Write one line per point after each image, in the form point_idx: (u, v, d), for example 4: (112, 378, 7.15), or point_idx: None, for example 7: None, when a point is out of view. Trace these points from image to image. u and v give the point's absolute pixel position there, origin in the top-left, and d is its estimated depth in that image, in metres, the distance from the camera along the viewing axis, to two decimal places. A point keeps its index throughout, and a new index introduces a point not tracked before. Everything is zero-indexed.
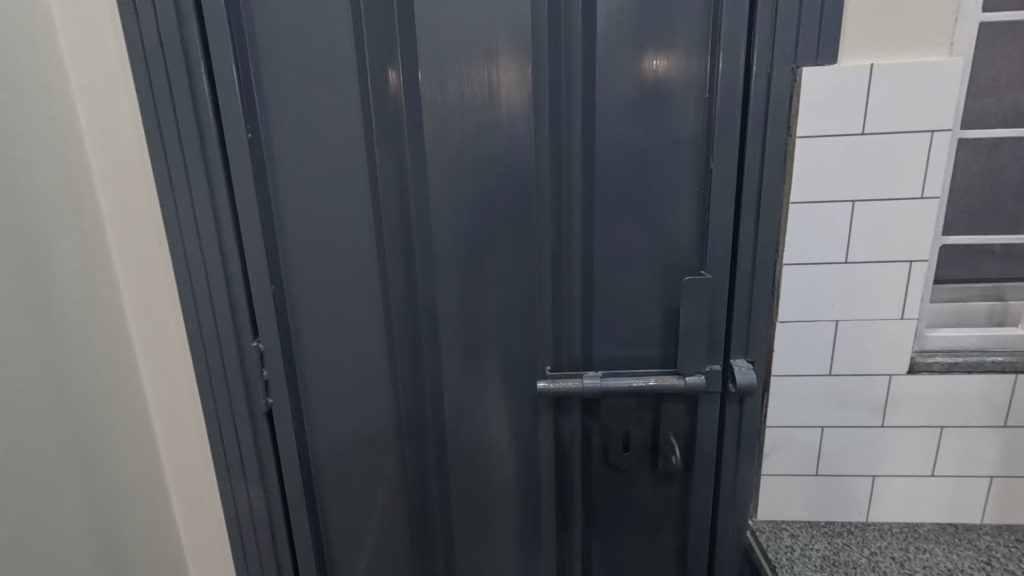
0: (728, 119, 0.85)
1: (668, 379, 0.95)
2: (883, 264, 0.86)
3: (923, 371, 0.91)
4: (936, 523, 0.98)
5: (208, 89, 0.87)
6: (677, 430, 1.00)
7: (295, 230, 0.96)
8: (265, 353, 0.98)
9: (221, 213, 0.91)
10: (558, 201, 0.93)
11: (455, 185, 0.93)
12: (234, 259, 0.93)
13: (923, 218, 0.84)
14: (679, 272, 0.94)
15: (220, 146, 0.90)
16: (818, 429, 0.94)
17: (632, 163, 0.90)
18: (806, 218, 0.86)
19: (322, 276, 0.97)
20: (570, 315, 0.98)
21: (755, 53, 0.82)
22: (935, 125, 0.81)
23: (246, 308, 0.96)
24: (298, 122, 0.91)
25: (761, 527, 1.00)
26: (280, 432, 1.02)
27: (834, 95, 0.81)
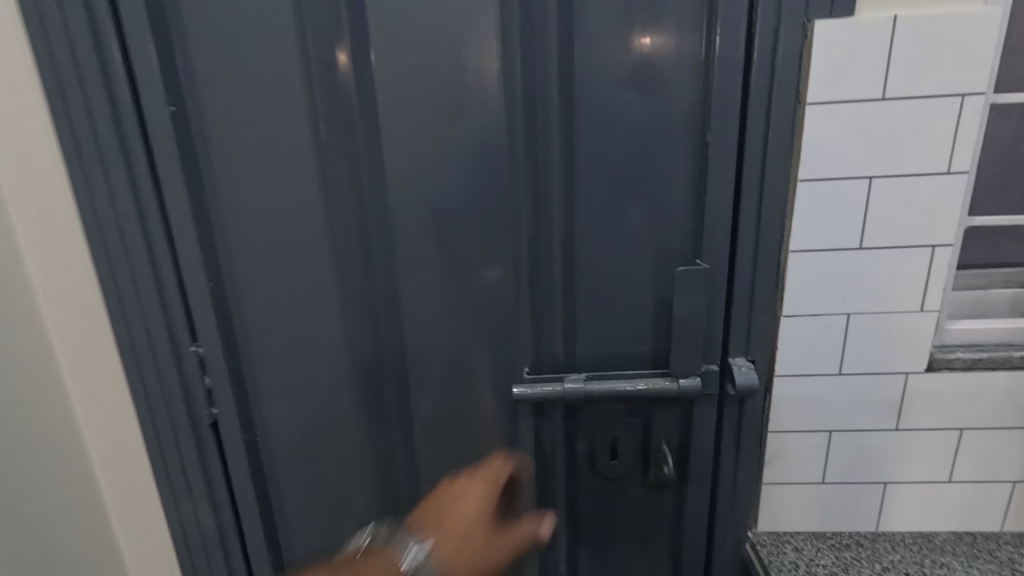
0: (728, 83, 0.73)
1: (659, 381, 0.85)
2: (902, 249, 0.76)
3: (943, 369, 0.81)
4: (952, 532, 0.89)
5: (120, 58, 0.75)
6: (671, 435, 0.90)
7: (233, 218, 0.83)
8: (206, 358, 0.87)
9: (145, 203, 0.80)
10: (534, 185, 0.82)
11: (415, 164, 0.81)
12: (163, 256, 0.82)
13: (949, 197, 0.73)
14: (672, 261, 0.82)
15: (139, 124, 0.78)
16: (826, 433, 0.85)
17: (619, 136, 0.78)
18: (816, 199, 0.75)
19: (267, 269, 0.85)
20: (550, 311, 0.87)
21: (760, 5, 0.70)
22: (967, 88, 0.69)
23: (180, 310, 0.85)
24: (229, 91, 0.78)
25: (762, 540, 0.91)
26: (229, 445, 0.91)
27: (851, 54, 0.70)
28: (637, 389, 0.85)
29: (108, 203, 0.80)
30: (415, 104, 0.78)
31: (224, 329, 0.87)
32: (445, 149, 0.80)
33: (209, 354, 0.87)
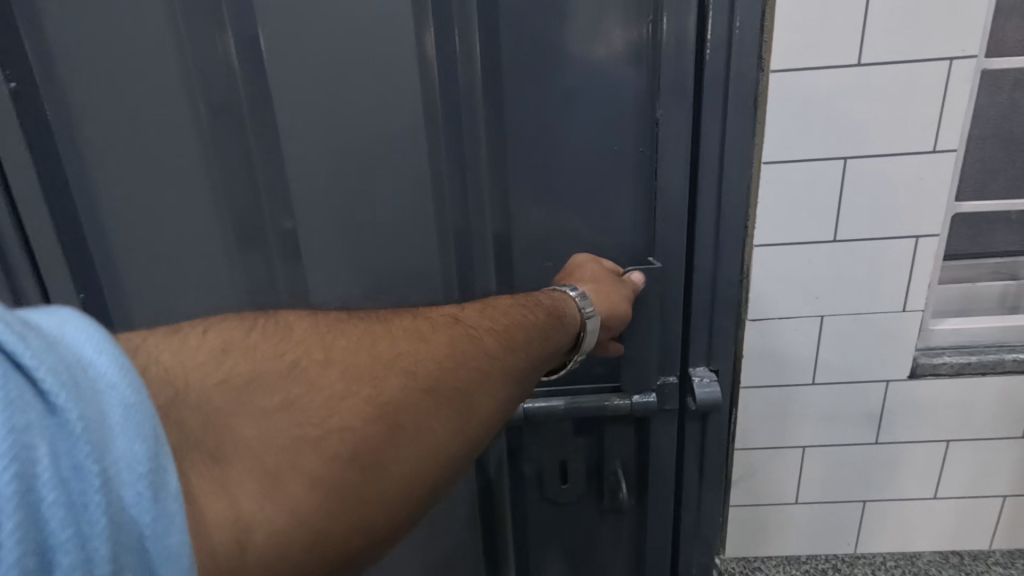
0: (684, 45, 0.61)
1: (610, 398, 0.74)
2: (881, 241, 0.66)
3: (928, 376, 0.72)
4: (937, 552, 0.81)
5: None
6: (627, 458, 0.80)
7: (99, 216, 0.70)
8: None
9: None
10: (460, 176, 0.69)
11: (308, 152, 0.66)
12: (20, 265, 0.71)
13: (934, 180, 0.63)
14: (623, 259, 0.72)
15: None
16: (798, 449, 0.76)
17: (557, 114, 0.66)
18: (783, 185, 0.65)
19: (149, 277, 0.72)
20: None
21: None
22: (955, 51, 0.59)
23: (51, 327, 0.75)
24: (76, 60, 0.63)
25: (729, 567, 0.82)
26: None
27: (823, 12, 0.59)
28: (585, 406, 0.74)
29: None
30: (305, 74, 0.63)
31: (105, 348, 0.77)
32: (349, 129, 0.65)
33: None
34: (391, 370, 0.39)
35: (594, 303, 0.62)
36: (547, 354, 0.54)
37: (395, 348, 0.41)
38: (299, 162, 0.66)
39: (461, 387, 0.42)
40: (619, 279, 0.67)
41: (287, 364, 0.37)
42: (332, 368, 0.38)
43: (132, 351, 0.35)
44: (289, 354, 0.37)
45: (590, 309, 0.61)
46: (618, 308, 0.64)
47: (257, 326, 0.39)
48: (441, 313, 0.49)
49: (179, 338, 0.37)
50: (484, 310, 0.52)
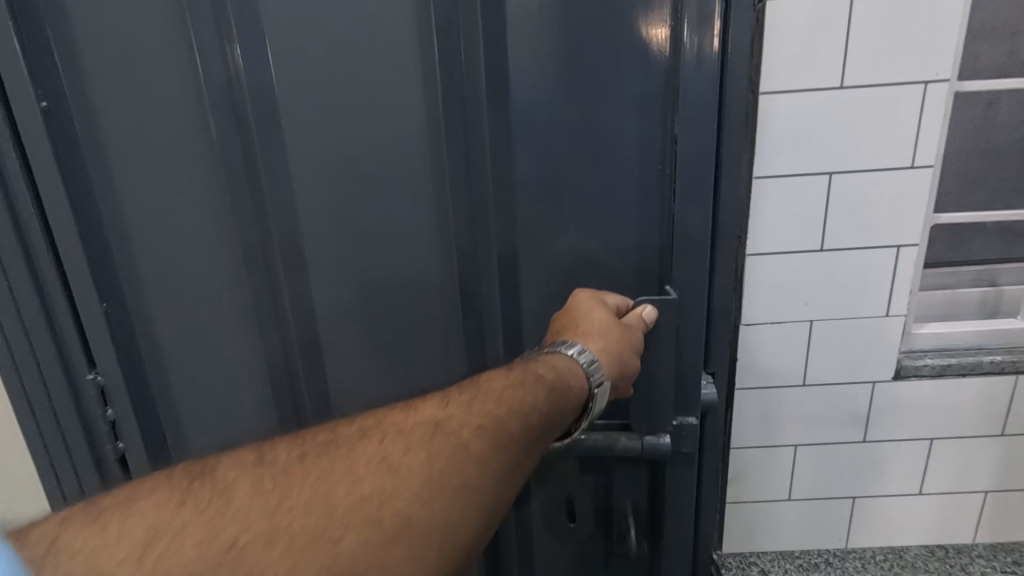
0: (701, 69, 0.62)
1: (621, 441, 0.76)
2: (865, 250, 0.70)
3: (911, 377, 0.76)
4: (924, 546, 0.85)
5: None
6: (636, 492, 0.82)
7: (124, 225, 0.73)
8: (107, 387, 0.78)
9: (20, 211, 0.70)
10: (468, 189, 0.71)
11: (324, 164, 0.70)
12: (47, 273, 0.72)
13: (913, 194, 0.68)
14: (627, 272, 0.73)
15: (8, 121, 0.67)
16: (791, 448, 0.80)
17: (570, 134, 0.68)
18: (773, 198, 0.69)
19: (172, 285, 0.75)
20: (492, 332, 0.77)
21: None
22: (929, 75, 0.64)
23: (77, 333, 0.76)
24: (105, 77, 0.67)
25: (726, 561, 0.85)
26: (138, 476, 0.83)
27: (808, 40, 0.63)
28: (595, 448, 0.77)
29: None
30: (326, 95, 0.67)
31: (126, 354, 0.78)
32: (366, 143, 0.69)
33: (115, 383, 0.78)
34: (348, 529, 0.42)
35: (604, 367, 0.63)
36: (541, 436, 0.56)
37: (359, 493, 0.44)
38: (307, 176, 0.70)
39: (426, 524, 0.45)
40: (628, 329, 0.66)
41: (225, 546, 0.39)
42: (270, 543, 0.40)
43: (42, 556, 0.37)
44: (226, 537, 0.40)
45: (598, 374, 0.62)
46: (627, 365, 0.65)
47: (190, 493, 0.42)
48: (420, 418, 0.51)
49: (99, 529, 0.39)
50: (465, 404, 0.53)
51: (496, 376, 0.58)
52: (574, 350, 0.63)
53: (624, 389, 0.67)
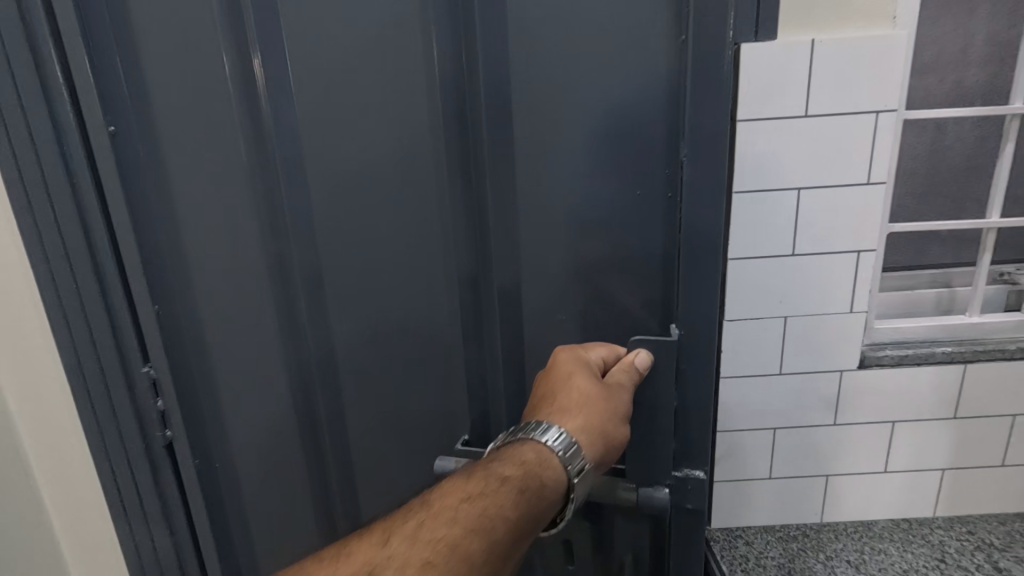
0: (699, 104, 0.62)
1: (618, 489, 0.75)
2: (830, 255, 0.81)
3: (874, 366, 0.86)
4: (891, 519, 0.94)
5: (58, 68, 0.73)
6: (641, 547, 0.83)
7: (171, 234, 0.79)
8: (157, 380, 0.85)
9: (89, 219, 0.78)
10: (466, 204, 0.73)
11: (336, 176, 0.74)
12: (109, 276, 0.80)
13: (870, 205, 0.79)
14: (627, 296, 0.74)
15: (82, 141, 0.76)
16: (771, 430, 0.90)
17: (570, 164, 0.69)
18: (749, 209, 0.80)
19: (210, 290, 0.81)
20: (491, 345, 0.79)
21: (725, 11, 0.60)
22: (880, 105, 0.75)
23: (133, 331, 0.83)
24: (161, 102, 0.74)
25: (715, 535, 0.94)
26: (182, 465, 0.90)
27: (777, 75, 0.74)
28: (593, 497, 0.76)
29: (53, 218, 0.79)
30: (343, 113, 0.71)
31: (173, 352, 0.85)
32: (377, 167, 0.73)
33: (165, 378, 0.85)
34: None
35: (582, 449, 0.64)
36: (510, 546, 0.59)
37: None
38: (317, 184, 0.75)
39: None
40: (612, 397, 0.66)
41: None
42: None
43: None
44: None
45: (578, 461, 0.64)
46: (609, 441, 0.66)
47: None
48: (357, 564, 0.56)
49: None
50: (410, 538, 0.57)
51: (450, 491, 0.60)
52: (551, 439, 0.64)
53: (612, 463, 0.68)
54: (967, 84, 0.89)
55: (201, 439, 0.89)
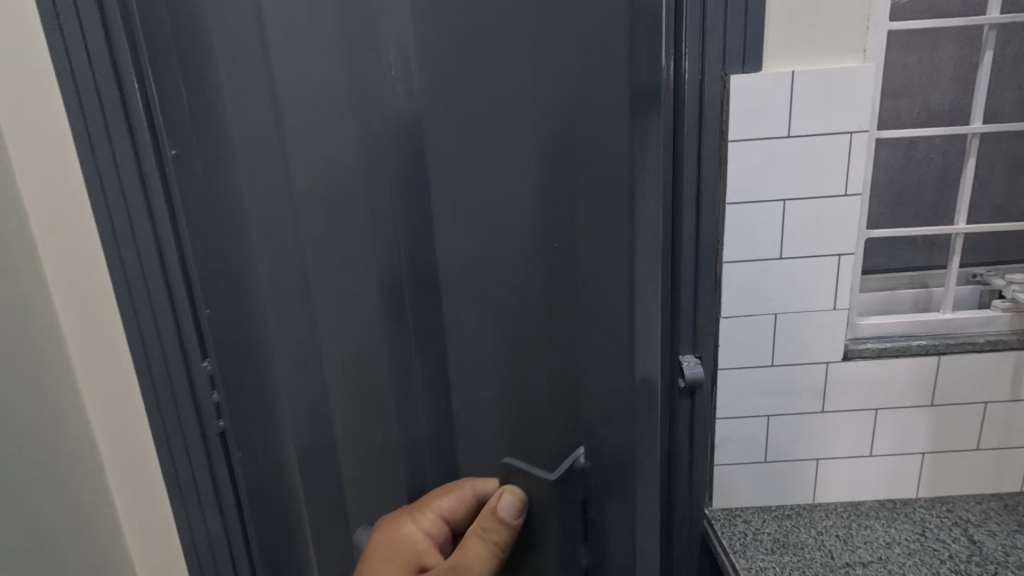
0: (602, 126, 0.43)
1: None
2: (812, 259, 0.91)
3: (856, 357, 0.96)
4: (877, 500, 1.03)
5: (127, 51, 0.68)
6: None
7: (209, 227, 0.73)
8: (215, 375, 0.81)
9: (154, 209, 0.74)
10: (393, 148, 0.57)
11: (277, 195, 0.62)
12: (174, 269, 0.76)
13: (846, 215, 0.89)
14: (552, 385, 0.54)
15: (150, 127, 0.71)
16: (764, 418, 0.99)
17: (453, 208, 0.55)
18: (740, 217, 0.90)
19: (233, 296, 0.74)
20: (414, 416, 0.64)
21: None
22: (854, 126, 0.86)
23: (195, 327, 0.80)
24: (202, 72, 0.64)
25: (716, 515, 1.03)
26: (235, 459, 0.85)
27: (763, 100, 0.85)
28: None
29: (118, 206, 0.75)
30: (295, 110, 0.57)
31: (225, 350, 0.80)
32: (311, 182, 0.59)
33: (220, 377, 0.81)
34: None
35: None
36: None
37: None
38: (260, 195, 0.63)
39: None
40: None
41: None
42: None
43: None
44: None
45: None
46: None
47: None
48: None
49: None
50: None
51: None
52: None
53: None
54: (935, 104, 1.00)
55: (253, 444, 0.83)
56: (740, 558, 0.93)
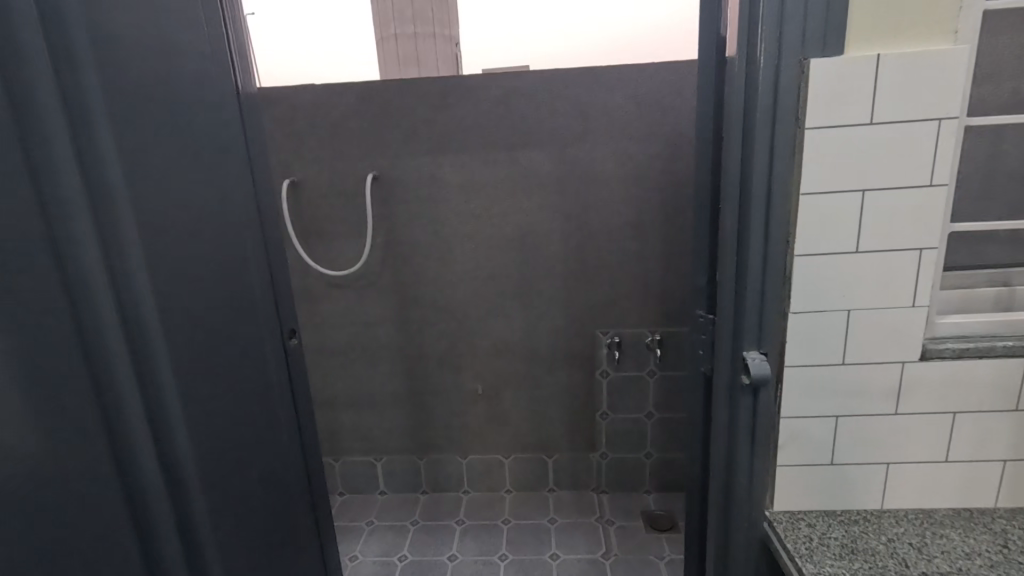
0: (202, 240, 0.82)
1: None
2: (891, 252, 0.87)
3: (936, 357, 0.91)
4: (951, 508, 0.98)
5: (109, 90, 0.64)
6: None
7: (156, 228, 0.72)
8: (198, 363, 0.79)
9: (149, 228, 0.71)
10: (187, 156, 0.79)
11: (174, 291, 0.75)
12: (164, 270, 0.73)
13: (931, 206, 0.85)
14: (239, 362, 0.90)
15: (140, 143, 0.69)
16: (833, 418, 0.95)
17: (230, 286, 0.89)
18: (816, 209, 0.86)
19: (178, 296, 0.76)
20: (238, 388, 0.90)
21: (189, 175, 0.79)
22: (943, 113, 0.81)
23: (136, 360, 0.67)
24: (152, 112, 0.72)
25: (779, 518, 0.99)
26: (225, 415, 0.86)
27: (845, 85, 0.81)
28: None
29: (58, 208, 0.57)
30: (171, 229, 0.75)
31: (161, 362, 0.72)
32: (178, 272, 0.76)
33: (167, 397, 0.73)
34: None
35: None
36: None
37: None
38: (168, 293, 0.73)
39: None
40: None
41: None
42: None
43: None
44: None
45: None
46: None
47: None
48: None
49: None
50: None
51: None
52: None
53: None
54: None
55: (216, 417, 0.83)
56: (808, 562, 0.89)
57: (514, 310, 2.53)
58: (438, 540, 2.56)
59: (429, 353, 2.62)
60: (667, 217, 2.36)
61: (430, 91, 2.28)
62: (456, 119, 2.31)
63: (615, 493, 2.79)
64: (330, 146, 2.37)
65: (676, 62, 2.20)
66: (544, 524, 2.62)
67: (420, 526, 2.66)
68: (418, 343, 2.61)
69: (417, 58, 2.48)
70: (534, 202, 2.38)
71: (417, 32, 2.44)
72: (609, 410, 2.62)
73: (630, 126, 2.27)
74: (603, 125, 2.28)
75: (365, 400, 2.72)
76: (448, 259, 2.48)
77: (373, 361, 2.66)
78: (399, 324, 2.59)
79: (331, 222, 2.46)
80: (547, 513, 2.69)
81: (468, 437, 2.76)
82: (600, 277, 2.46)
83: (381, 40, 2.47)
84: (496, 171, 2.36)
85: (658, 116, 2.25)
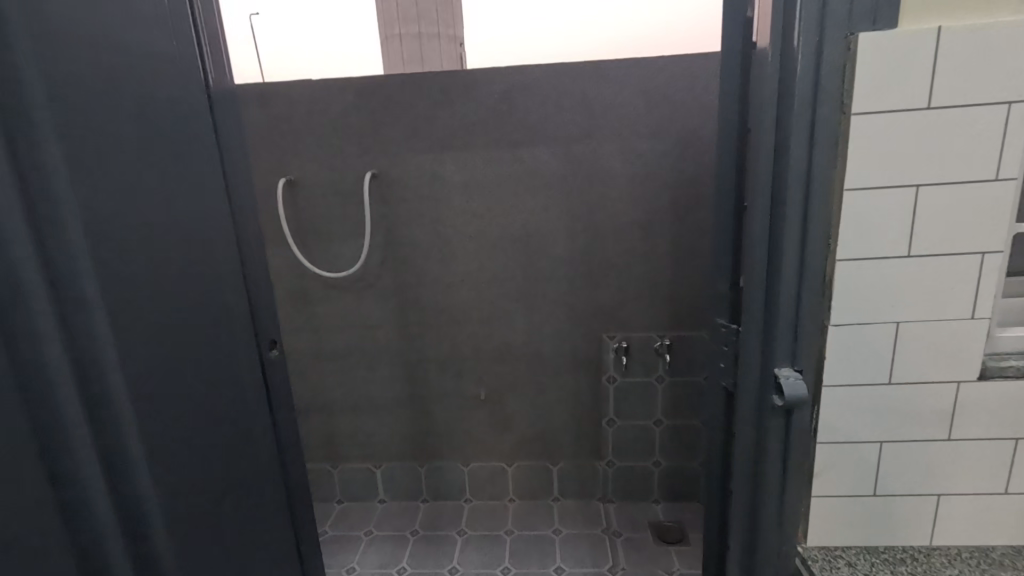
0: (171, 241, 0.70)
1: None
2: (948, 257, 0.76)
3: (997, 377, 0.80)
4: (1009, 545, 0.87)
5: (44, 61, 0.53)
6: None
7: (110, 226, 0.60)
8: (162, 385, 0.67)
9: (100, 229, 0.59)
10: (153, 143, 0.67)
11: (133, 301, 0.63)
12: (120, 278, 0.61)
13: (997, 203, 0.73)
14: (217, 380, 0.77)
15: (88, 126, 0.58)
16: (876, 445, 0.84)
17: (206, 292, 0.76)
18: (862, 207, 0.75)
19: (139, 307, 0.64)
20: (215, 412, 0.77)
21: (156, 166, 0.68)
22: (1014, 96, 0.70)
23: (71, 387, 0.56)
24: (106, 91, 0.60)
25: (812, 555, 0.89)
26: (197, 444, 0.72)
27: (898, 63, 0.70)
28: None
29: None
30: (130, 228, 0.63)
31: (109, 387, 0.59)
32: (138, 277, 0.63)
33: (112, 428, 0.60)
34: None
35: None
36: None
37: None
38: (124, 304, 0.61)
39: None
40: None
41: None
42: None
43: None
44: None
45: None
46: None
47: None
48: None
49: None
50: None
51: None
52: None
53: None
54: None
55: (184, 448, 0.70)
56: None
57: (518, 313, 2.42)
58: (437, 551, 2.46)
59: (430, 357, 2.52)
60: (679, 217, 2.24)
61: (431, 85, 2.18)
62: (458, 115, 2.21)
63: (622, 503, 2.68)
64: (327, 143, 2.27)
65: (688, 55, 2.09)
66: (548, 535, 2.52)
67: (419, 536, 2.56)
68: (418, 347, 2.51)
69: (421, 59, 2.35)
70: (540, 201, 2.27)
71: (423, 32, 2.31)
72: (616, 417, 2.51)
73: (640, 122, 2.16)
74: (612, 122, 2.17)
75: (364, 405, 2.63)
76: (450, 260, 2.38)
77: (372, 366, 2.56)
78: (398, 328, 2.49)
79: (328, 222, 2.37)
80: (551, 523, 2.58)
81: (469, 444, 2.66)
82: (608, 280, 2.35)
83: (386, 40, 2.33)
84: (499, 169, 2.25)
85: (670, 111, 2.14)
